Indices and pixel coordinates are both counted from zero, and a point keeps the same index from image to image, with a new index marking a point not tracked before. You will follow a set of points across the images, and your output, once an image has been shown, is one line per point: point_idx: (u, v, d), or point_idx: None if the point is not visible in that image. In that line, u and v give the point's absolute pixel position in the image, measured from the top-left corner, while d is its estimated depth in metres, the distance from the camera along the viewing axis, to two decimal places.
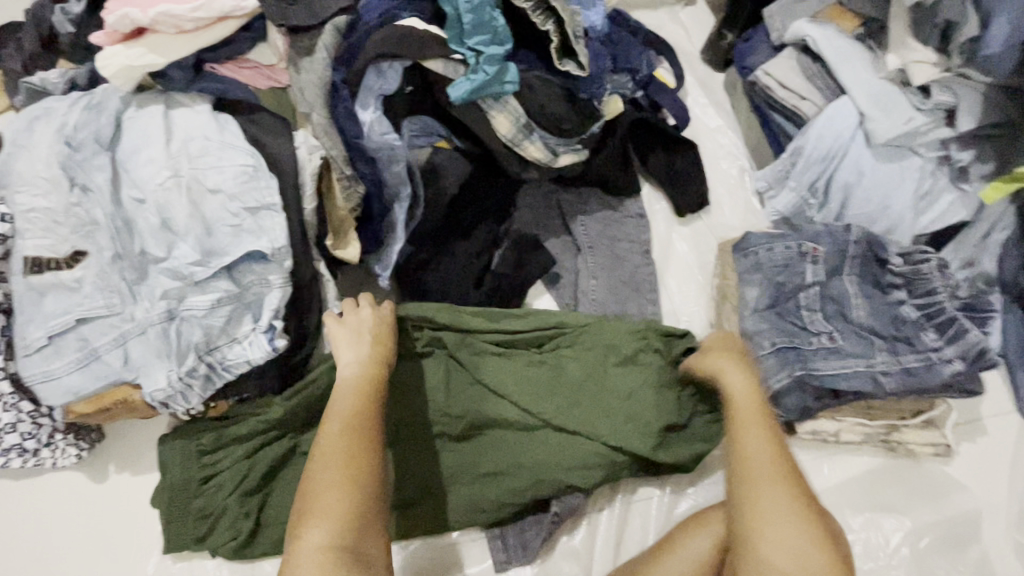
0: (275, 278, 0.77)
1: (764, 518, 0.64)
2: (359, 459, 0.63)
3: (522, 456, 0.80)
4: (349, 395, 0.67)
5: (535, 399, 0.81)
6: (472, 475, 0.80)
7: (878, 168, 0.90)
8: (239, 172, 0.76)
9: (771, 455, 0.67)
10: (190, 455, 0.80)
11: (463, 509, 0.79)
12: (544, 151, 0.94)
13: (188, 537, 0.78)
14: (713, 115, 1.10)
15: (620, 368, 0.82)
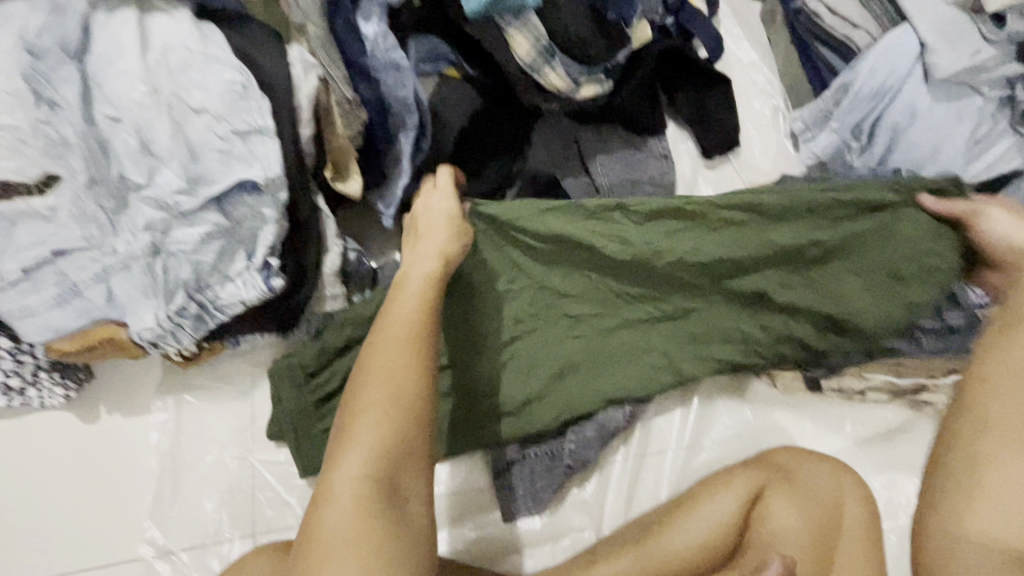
0: (269, 212, 0.70)
1: (1005, 455, 0.61)
2: (407, 376, 0.55)
3: (595, 355, 0.78)
4: (408, 303, 0.59)
5: (611, 300, 0.77)
6: (507, 397, 0.76)
7: (934, 108, 0.82)
8: (227, 90, 0.68)
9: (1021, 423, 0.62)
10: (298, 379, 0.77)
11: (501, 428, 0.76)
12: (566, 80, 0.84)
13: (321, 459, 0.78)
14: (747, 49, 1.00)
15: (703, 271, 0.75)
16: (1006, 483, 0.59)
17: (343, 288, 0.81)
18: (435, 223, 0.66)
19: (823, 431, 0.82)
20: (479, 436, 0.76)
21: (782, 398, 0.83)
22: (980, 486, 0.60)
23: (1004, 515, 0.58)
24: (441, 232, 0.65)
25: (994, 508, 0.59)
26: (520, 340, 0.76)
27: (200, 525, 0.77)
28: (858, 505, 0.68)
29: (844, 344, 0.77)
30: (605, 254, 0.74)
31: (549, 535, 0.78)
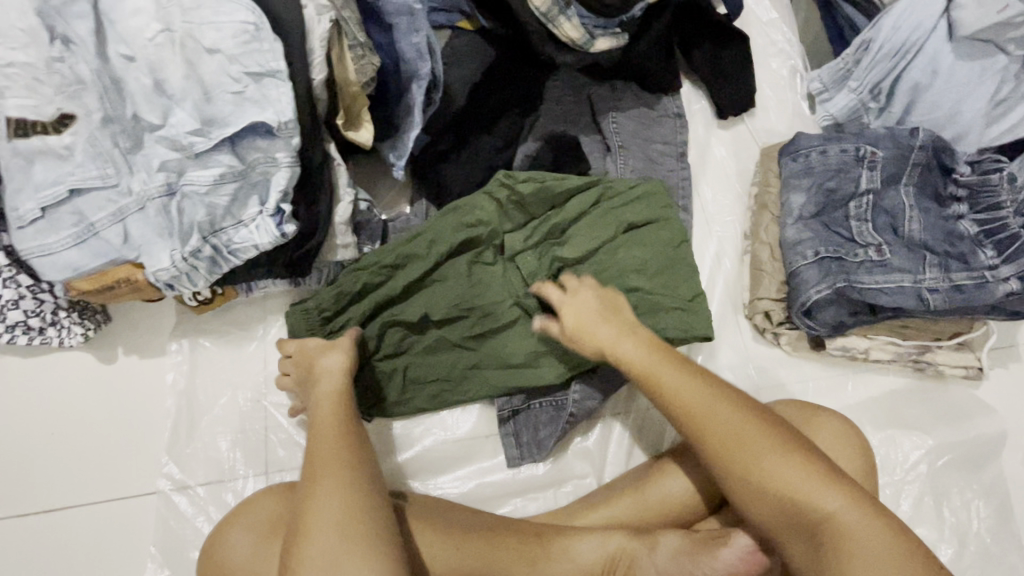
0: (282, 156, 0.71)
1: (743, 459, 0.59)
2: (346, 484, 0.56)
3: None
4: (327, 429, 0.62)
5: (603, 263, 0.82)
6: (514, 347, 0.79)
7: (957, 67, 0.80)
8: (239, 30, 0.66)
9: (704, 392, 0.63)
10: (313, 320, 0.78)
11: (506, 376, 0.79)
12: (581, 30, 0.82)
13: None
14: (767, 7, 0.98)
15: (634, 240, 0.82)
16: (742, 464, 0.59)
17: (354, 238, 0.82)
18: (324, 352, 0.70)
19: (826, 389, 0.82)
20: (486, 383, 0.79)
21: (787, 356, 0.83)
22: (758, 502, 0.58)
23: (783, 501, 0.57)
24: (337, 355, 0.69)
25: (776, 502, 0.57)
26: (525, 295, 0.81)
27: (214, 460, 0.80)
28: (851, 450, 0.68)
29: (687, 318, 0.79)
30: (567, 221, 0.83)
31: (551, 481, 0.80)
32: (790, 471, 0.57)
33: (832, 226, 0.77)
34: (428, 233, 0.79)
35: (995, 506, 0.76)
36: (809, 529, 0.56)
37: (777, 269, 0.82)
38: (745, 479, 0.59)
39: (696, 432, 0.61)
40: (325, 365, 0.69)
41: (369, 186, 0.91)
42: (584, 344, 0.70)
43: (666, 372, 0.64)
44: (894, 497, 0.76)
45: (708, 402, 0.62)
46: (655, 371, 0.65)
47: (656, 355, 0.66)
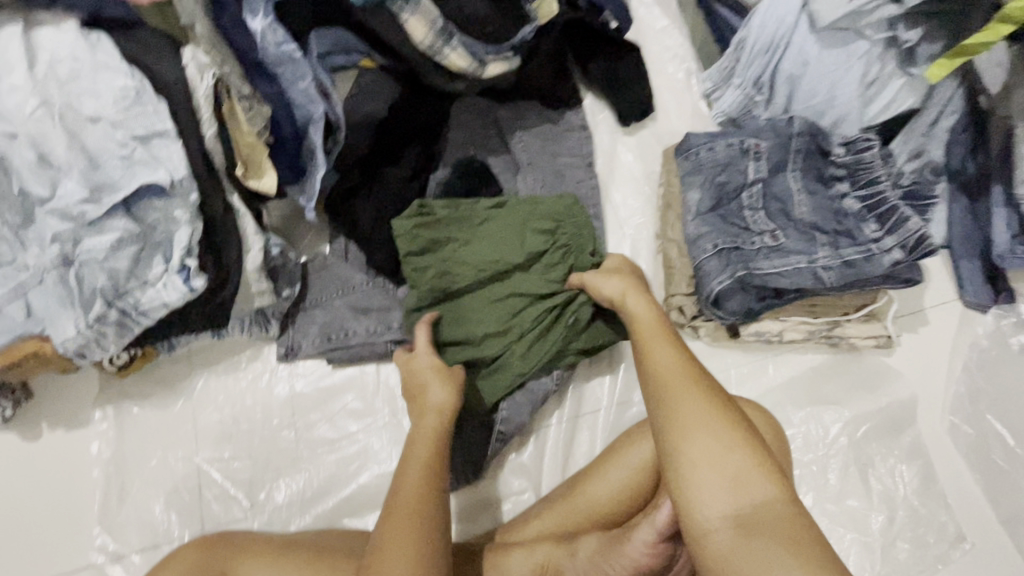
0: (180, 213, 0.72)
1: (683, 425, 0.53)
2: (412, 544, 0.58)
3: (503, 342, 0.78)
4: (418, 461, 0.65)
5: (515, 287, 0.79)
6: (483, 352, 0.78)
7: (824, 55, 0.85)
8: (119, 96, 0.68)
9: (677, 362, 0.59)
10: (435, 231, 0.79)
11: (532, 360, 0.78)
12: (468, 58, 0.84)
13: (497, 324, 0.79)
14: (658, 15, 1.03)
15: (537, 257, 0.80)
16: (689, 433, 0.52)
17: (269, 284, 0.81)
18: (436, 381, 0.73)
19: (749, 375, 0.84)
20: (514, 377, 0.79)
21: (707, 348, 0.85)
22: (688, 474, 0.51)
23: (721, 480, 0.50)
24: (441, 386, 0.72)
25: (711, 480, 0.50)
26: (497, 285, 0.80)
27: (149, 525, 0.79)
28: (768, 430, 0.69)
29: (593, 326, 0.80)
30: (482, 246, 0.80)
31: (489, 499, 0.80)
32: (738, 455, 0.51)
33: (729, 221, 0.79)
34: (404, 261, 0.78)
35: (916, 469, 0.79)
36: (732, 515, 0.49)
37: (686, 265, 0.84)
38: (682, 446, 0.52)
39: (662, 394, 0.56)
40: (429, 396, 0.72)
41: (287, 230, 0.92)
42: (624, 288, 0.71)
43: (656, 343, 0.62)
44: (820, 474, 0.78)
45: (680, 376, 0.57)
46: (649, 340, 0.62)
47: (661, 333, 0.63)
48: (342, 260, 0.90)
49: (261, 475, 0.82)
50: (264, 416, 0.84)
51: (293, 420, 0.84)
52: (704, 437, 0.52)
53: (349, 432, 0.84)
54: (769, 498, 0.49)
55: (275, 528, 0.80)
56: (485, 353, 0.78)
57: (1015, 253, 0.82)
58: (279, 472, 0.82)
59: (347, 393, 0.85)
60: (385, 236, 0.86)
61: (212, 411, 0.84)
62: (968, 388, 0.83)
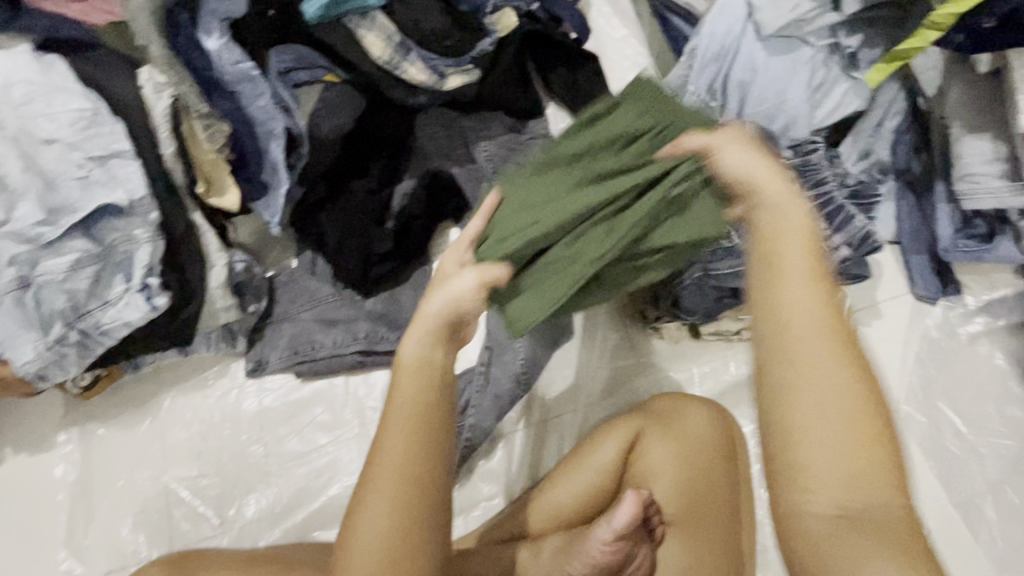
0: (140, 233, 0.72)
1: (809, 401, 0.42)
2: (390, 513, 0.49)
3: (581, 223, 0.59)
4: (404, 411, 0.51)
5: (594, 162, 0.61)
6: (557, 234, 0.59)
7: (772, 62, 0.87)
8: (75, 118, 0.68)
9: (819, 312, 0.44)
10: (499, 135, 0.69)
11: (612, 244, 0.58)
12: (428, 71, 0.85)
13: (572, 202, 0.59)
14: (617, 25, 1.05)
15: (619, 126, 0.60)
16: (816, 409, 0.42)
17: (235, 300, 0.82)
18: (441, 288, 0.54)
19: (709, 373, 0.88)
20: (587, 270, 0.58)
21: (671, 348, 0.89)
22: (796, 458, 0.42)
23: (837, 469, 0.41)
24: (447, 294, 0.54)
25: (828, 467, 0.41)
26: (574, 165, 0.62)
27: (117, 547, 0.78)
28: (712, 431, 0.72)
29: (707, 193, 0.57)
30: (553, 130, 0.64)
31: (460, 506, 0.81)
32: (864, 447, 0.41)
33: None
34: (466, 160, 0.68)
35: None
36: (842, 512, 0.41)
37: None
38: (801, 423, 0.42)
39: (788, 352, 0.43)
40: (428, 311, 0.53)
41: (255, 243, 0.92)
42: (768, 185, 0.49)
43: (793, 281, 0.45)
44: None
45: (818, 335, 0.43)
46: (786, 273, 0.45)
47: (808, 268, 0.45)
48: (310, 273, 0.90)
49: (230, 492, 0.81)
50: (233, 432, 0.84)
51: (262, 434, 0.84)
52: (830, 420, 0.41)
53: (319, 444, 0.84)
54: (895, 509, 0.40)
55: (245, 544, 0.80)
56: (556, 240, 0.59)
57: (958, 248, 0.85)
58: (249, 488, 0.82)
59: (316, 406, 0.86)
60: (353, 244, 0.86)
61: (179, 429, 0.83)
62: (920, 378, 0.86)
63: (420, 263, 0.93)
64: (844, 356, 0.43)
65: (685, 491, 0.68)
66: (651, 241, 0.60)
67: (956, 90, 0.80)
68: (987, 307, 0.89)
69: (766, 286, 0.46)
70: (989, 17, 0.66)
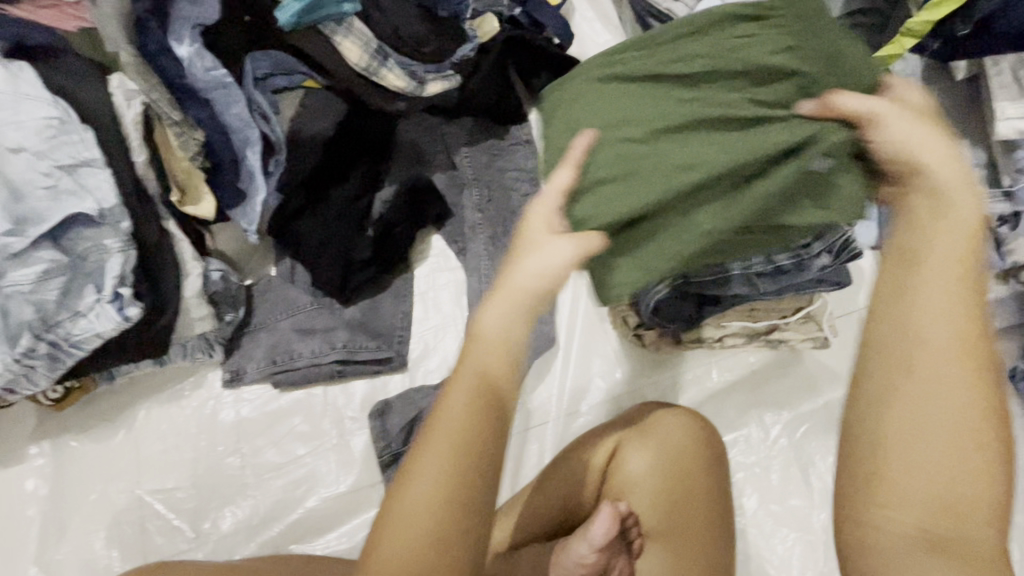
0: (111, 242, 0.70)
1: (914, 419, 0.44)
2: (443, 486, 0.45)
3: (705, 185, 0.53)
4: (470, 382, 0.48)
5: (716, 110, 0.54)
6: (678, 196, 0.53)
7: None
8: (42, 126, 0.67)
9: (959, 341, 0.44)
10: (591, 69, 0.58)
11: (729, 218, 0.54)
12: (405, 77, 0.84)
13: (692, 160, 0.53)
14: (599, 30, 1.05)
15: (755, 74, 0.54)
16: (919, 430, 0.44)
17: (210, 310, 0.81)
18: (534, 255, 0.51)
19: (691, 380, 0.87)
20: (704, 242, 0.54)
21: (654, 355, 0.88)
22: (889, 468, 0.44)
23: (928, 490, 0.44)
24: (539, 258, 0.51)
25: (921, 486, 0.44)
26: (696, 109, 0.55)
27: (89, 562, 0.77)
28: (686, 438, 0.70)
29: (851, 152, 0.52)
30: (673, 67, 0.55)
31: None
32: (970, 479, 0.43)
33: None
34: (549, 103, 0.59)
35: None
36: (922, 532, 0.44)
37: None
38: (897, 438, 0.44)
39: (909, 368, 0.45)
40: (520, 279, 0.50)
41: (232, 254, 0.90)
42: (940, 186, 0.47)
43: (936, 300, 0.45)
44: (763, 474, 0.82)
45: (949, 361, 0.44)
46: (927, 291, 0.46)
47: (954, 287, 0.46)
48: (289, 282, 0.89)
49: (206, 505, 0.80)
50: (209, 443, 0.83)
51: (239, 445, 0.83)
52: (937, 446, 0.43)
53: (297, 455, 0.83)
54: (985, 539, 0.43)
55: (221, 557, 0.78)
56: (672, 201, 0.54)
57: None
58: (225, 500, 0.80)
59: (294, 416, 0.85)
60: (330, 253, 0.85)
61: (155, 441, 0.82)
62: None
63: (400, 270, 0.91)
64: (971, 392, 0.44)
65: (659, 502, 0.67)
66: (779, 215, 0.55)
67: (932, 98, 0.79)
68: None
69: (894, 301, 0.47)
70: (965, 24, 0.66)
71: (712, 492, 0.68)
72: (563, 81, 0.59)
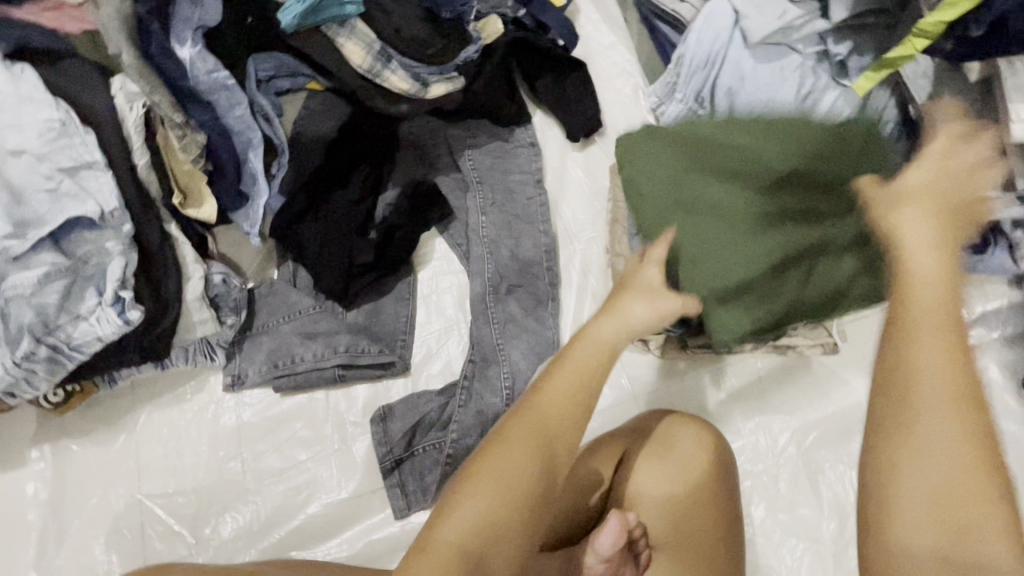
0: (113, 245, 0.71)
1: (918, 443, 0.40)
2: (524, 463, 0.49)
3: (778, 250, 0.73)
4: (569, 379, 0.54)
5: (798, 199, 0.74)
6: (793, 260, 0.73)
7: (758, 70, 0.87)
8: (44, 128, 0.67)
9: (951, 360, 0.41)
10: (679, 152, 0.78)
11: (825, 283, 0.74)
12: (408, 79, 0.84)
13: (765, 234, 0.73)
14: (606, 31, 1.04)
15: (808, 172, 0.75)
16: (919, 452, 0.40)
17: (212, 313, 0.80)
18: (641, 300, 0.63)
19: (699, 387, 0.86)
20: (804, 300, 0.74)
21: (660, 361, 0.87)
22: (895, 504, 0.40)
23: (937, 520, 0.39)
24: (643, 305, 0.62)
25: (926, 518, 0.39)
26: (778, 198, 0.74)
27: (89, 567, 0.76)
28: (704, 455, 0.69)
29: None
30: (740, 158, 0.76)
31: None
32: (980, 502, 0.39)
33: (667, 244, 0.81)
34: (637, 173, 0.79)
35: None
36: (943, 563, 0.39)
37: None
38: (901, 468, 0.41)
39: (911, 400, 0.41)
40: (628, 311, 0.61)
41: (234, 256, 0.89)
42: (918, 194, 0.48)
43: (926, 319, 0.43)
44: (771, 483, 0.81)
45: (946, 385, 0.41)
46: (919, 311, 0.43)
47: (942, 306, 0.43)
48: (291, 285, 0.88)
49: (206, 510, 0.79)
50: (210, 448, 0.82)
51: (240, 451, 0.82)
52: (939, 472, 0.40)
53: (298, 461, 0.82)
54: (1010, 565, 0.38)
55: (220, 564, 0.78)
56: (783, 263, 0.73)
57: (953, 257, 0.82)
58: (225, 505, 0.80)
59: (296, 421, 0.84)
60: (330, 257, 0.84)
61: (155, 445, 0.82)
62: None
63: (403, 274, 0.90)
64: (966, 415, 0.40)
65: (668, 518, 0.66)
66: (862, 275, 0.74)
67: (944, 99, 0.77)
68: (981, 319, 0.87)
69: (897, 332, 0.44)
70: (977, 28, 0.64)
71: (728, 508, 0.67)
72: (649, 152, 0.79)
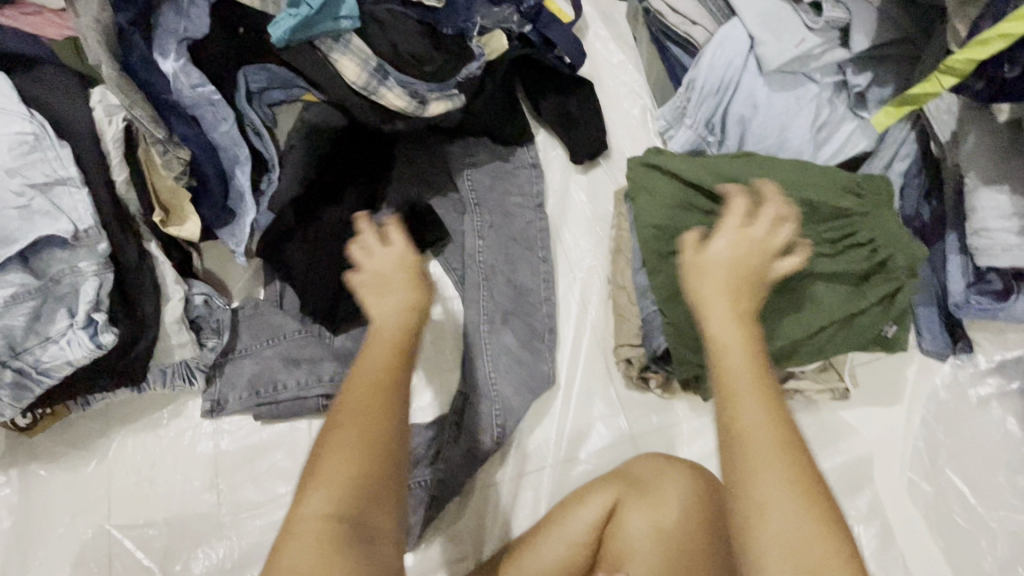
0: (86, 265, 0.67)
1: (768, 494, 0.43)
2: (360, 457, 0.46)
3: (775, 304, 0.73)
4: (371, 376, 0.50)
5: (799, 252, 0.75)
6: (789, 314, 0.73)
7: (773, 97, 0.83)
8: (15, 141, 0.62)
9: (772, 415, 0.46)
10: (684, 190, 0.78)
11: (824, 338, 0.74)
12: (407, 97, 0.79)
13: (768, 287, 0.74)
14: (614, 49, 1.00)
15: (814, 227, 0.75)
16: (767, 494, 0.43)
17: (191, 335, 0.76)
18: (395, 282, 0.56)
19: (700, 430, 0.82)
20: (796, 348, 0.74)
21: (660, 400, 0.84)
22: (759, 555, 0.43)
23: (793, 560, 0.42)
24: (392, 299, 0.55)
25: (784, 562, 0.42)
26: None
27: None
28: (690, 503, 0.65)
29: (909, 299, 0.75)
30: None
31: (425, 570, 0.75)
32: (816, 540, 0.42)
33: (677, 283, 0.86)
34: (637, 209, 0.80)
35: (875, 530, 0.76)
36: None
37: (635, 314, 0.82)
38: (757, 516, 0.43)
39: (750, 457, 0.45)
40: (387, 302, 0.55)
41: (219, 274, 0.86)
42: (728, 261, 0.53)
43: (744, 379, 0.48)
44: None
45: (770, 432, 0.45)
46: (737, 375, 0.48)
47: (752, 369, 0.48)
48: (277, 306, 0.84)
49: (177, 544, 0.75)
50: (185, 477, 0.78)
51: (215, 482, 0.78)
52: (790, 513, 0.43)
53: (276, 494, 0.78)
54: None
55: None
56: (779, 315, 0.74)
57: (971, 304, 0.78)
58: (197, 540, 0.76)
59: (276, 451, 0.80)
60: (321, 279, 0.80)
61: (127, 472, 0.78)
62: (925, 441, 0.80)
63: None
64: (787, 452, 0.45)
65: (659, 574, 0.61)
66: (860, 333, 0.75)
67: (971, 138, 0.73)
68: (999, 367, 0.82)
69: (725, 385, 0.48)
70: (1011, 67, 0.60)
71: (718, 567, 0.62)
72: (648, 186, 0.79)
